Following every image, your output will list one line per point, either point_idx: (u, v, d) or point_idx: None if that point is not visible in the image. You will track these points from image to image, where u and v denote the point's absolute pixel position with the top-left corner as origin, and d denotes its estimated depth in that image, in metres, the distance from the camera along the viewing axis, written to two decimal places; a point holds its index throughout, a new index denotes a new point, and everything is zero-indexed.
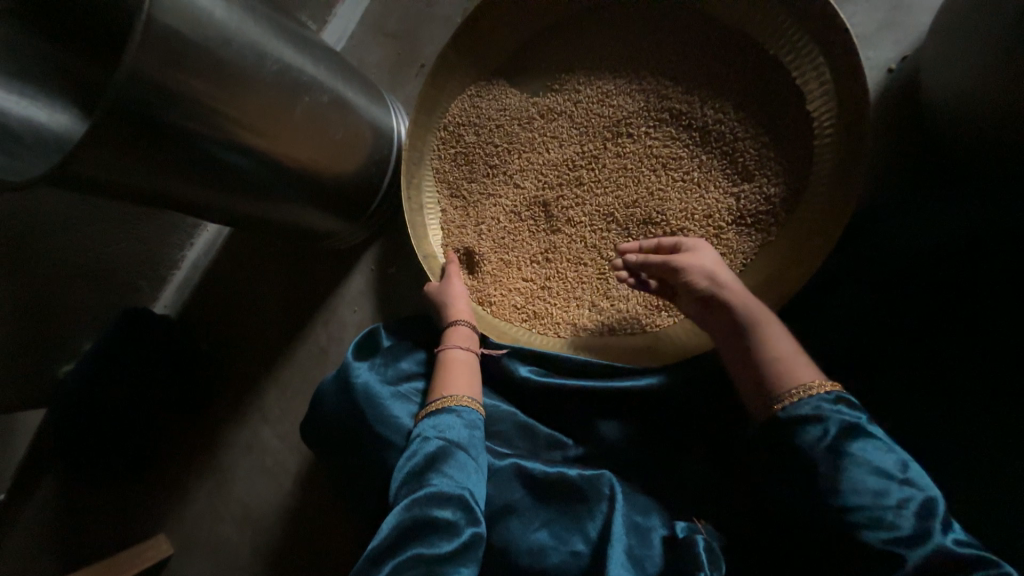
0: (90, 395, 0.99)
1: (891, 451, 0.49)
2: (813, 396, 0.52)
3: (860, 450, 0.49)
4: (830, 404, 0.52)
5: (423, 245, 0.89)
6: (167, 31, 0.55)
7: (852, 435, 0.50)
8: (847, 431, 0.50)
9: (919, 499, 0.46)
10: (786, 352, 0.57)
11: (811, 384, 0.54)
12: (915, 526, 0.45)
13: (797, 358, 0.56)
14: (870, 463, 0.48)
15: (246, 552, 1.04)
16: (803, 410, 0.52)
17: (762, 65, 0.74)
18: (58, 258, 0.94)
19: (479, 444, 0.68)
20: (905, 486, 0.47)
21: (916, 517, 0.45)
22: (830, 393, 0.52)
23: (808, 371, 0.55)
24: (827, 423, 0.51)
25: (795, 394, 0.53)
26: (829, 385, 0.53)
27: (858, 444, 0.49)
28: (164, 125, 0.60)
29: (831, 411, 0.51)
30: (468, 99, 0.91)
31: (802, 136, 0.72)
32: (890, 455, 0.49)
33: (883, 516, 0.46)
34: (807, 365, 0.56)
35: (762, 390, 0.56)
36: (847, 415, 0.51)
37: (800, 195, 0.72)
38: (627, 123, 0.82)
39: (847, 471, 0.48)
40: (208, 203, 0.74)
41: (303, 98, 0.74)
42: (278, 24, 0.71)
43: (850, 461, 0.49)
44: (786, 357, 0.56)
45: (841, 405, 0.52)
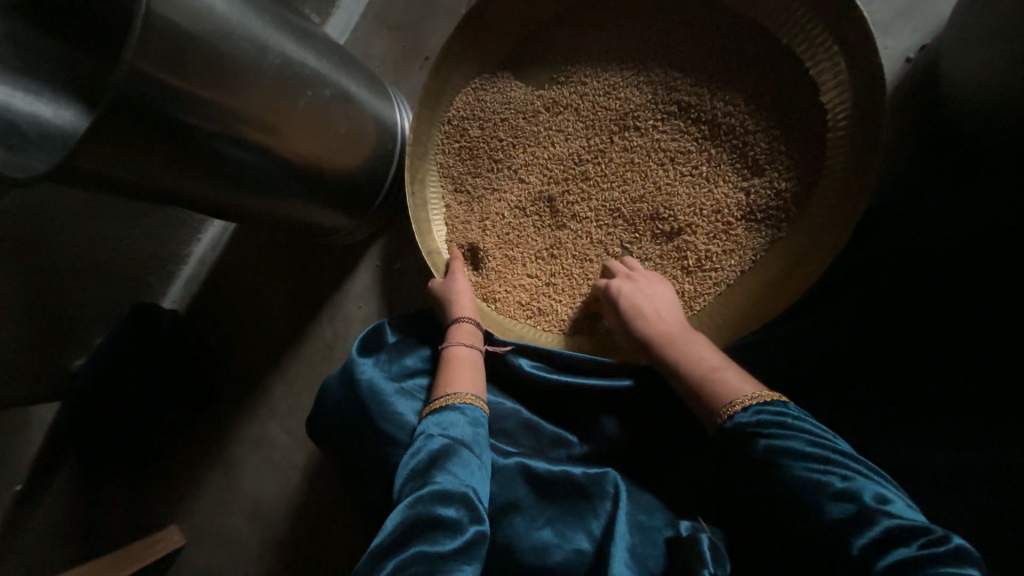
0: (101, 389, 1.00)
1: (813, 446, 0.49)
2: (742, 411, 0.53)
3: (783, 452, 0.50)
4: (753, 414, 0.53)
5: (428, 241, 0.89)
6: (167, 25, 0.54)
7: (781, 435, 0.51)
8: (771, 434, 0.51)
9: (850, 485, 0.46)
10: (719, 372, 0.59)
11: (735, 400, 0.55)
12: (853, 512, 0.45)
13: (730, 374, 0.58)
14: (795, 463, 0.49)
15: (255, 544, 1.05)
16: (728, 424, 0.54)
17: (776, 55, 0.72)
18: (67, 253, 0.95)
19: (482, 442, 0.68)
20: (834, 477, 0.47)
21: (858, 503, 0.45)
22: (752, 405, 0.54)
23: (743, 385, 0.57)
24: (749, 430, 0.52)
25: (724, 412, 0.55)
26: (753, 398, 0.54)
27: (780, 448, 0.50)
28: (166, 121, 0.59)
29: (751, 419, 0.53)
30: (473, 93, 0.89)
31: (815, 129, 0.70)
32: (814, 449, 0.49)
33: (825, 509, 0.46)
34: (743, 381, 0.57)
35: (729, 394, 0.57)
36: (771, 420, 0.52)
37: (812, 189, 0.70)
38: (634, 116, 0.80)
39: (780, 471, 0.49)
40: (212, 199, 0.73)
41: (306, 92, 0.73)
42: (280, 17, 0.70)
43: (777, 465, 0.49)
44: (717, 377, 0.58)
45: (758, 410, 0.53)
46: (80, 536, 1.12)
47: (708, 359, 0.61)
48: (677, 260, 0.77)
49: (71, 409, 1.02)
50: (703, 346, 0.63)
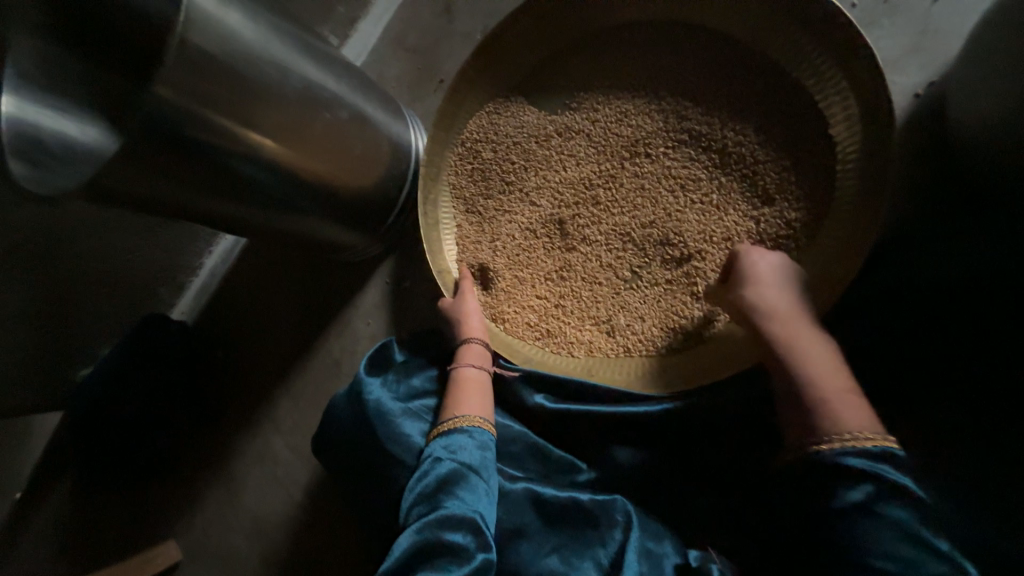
0: (108, 398, 1.02)
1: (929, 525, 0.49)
2: (860, 445, 0.52)
3: (896, 515, 0.49)
4: (875, 455, 0.52)
5: (438, 260, 0.89)
6: (199, 53, 0.56)
7: (899, 496, 0.50)
8: (890, 491, 0.50)
9: None
10: (837, 396, 0.57)
11: (856, 433, 0.53)
12: None
13: (845, 403, 0.56)
14: (904, 531, 0.48)
15: (254, 561, 1.05)
16: (846, 458, 0.52)
17: (785, 89, 0.73)
18: (79, 263, 0.96)
19: (491, 466, 0.67)
20: (942, 563, 0.47)
21: None
22: (869, 443, 0.52)
23: (856, 418, 0.55)
24: (865, 481, 0.51)
25: (835, 441, 0.54)
26: (870, 439, 0.53)
27: (895, 510, 0.49)
28: (188, 140, 0.60)
29: (874, 464, 0.51)
30: (486, 116, 0.91)
31: (825, 161, 0.70)
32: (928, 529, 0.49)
33: None
34: (861, 412, 0.55)
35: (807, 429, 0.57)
36: (892, 474, 0.51)
37: (823, 220, 0.70)
38: (645, 144, 0.81)
39: (881, 534, 0.49)
40: (228, 215, 0.75)
41: (324, 114, 0.75)
42: (301, 41, 0.72)
43: (883, 525, 0.49)
44: (829, 405, 0.56)
45: (881, 462, 0.52)
46: (76, 547, 1.11)
47: (825, 383, 0.58)
48: (687, 286, 0.77)
49: (76, 419, 1.03)
50: (826, 364, 0.59)
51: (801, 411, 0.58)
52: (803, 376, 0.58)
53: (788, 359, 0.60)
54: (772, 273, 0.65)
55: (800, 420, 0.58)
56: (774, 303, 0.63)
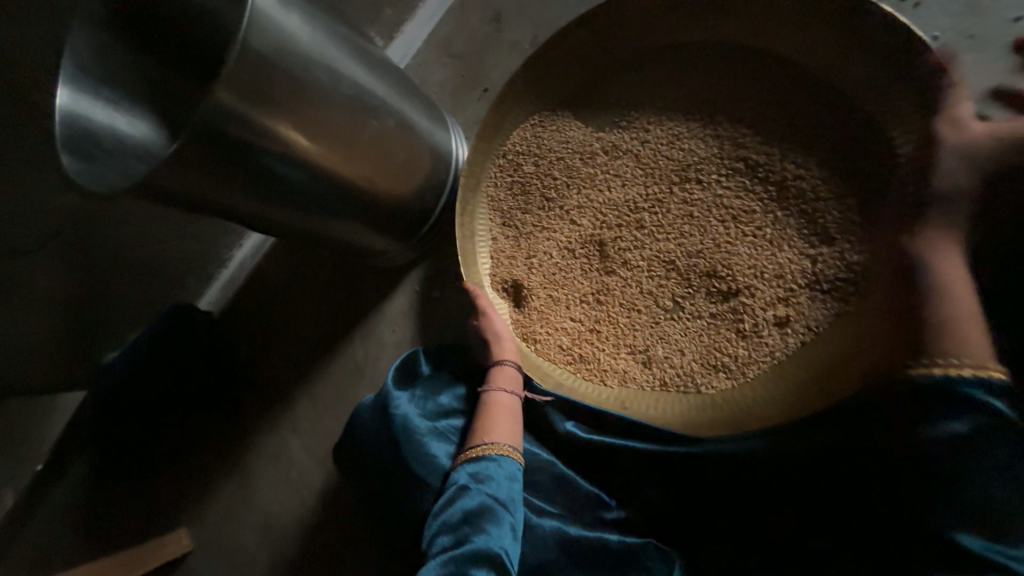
0: (134, 384, 1.02)
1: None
2: (976, 373, 0.55)
3: (996, 452, 0.52)
4: (993, 385, 0.54)
5: (472, 273, 0.87)
6: (257, 57, 0.55)
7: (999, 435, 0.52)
8: (989, 429, 0.53)
9: None
10: (967, 322, 0.58)
11: (981, 364, 0.55)
12: None
13: (975, 328, 0.57)
14: (1004, 471, 0.51)
15: (263, 559, 1.05)
16: (961, 386, 0.55)
17: (854, 125, 0.70)
18: (114, 248, 0.97)
19: (518, 498, 0.65)
20: None
21: None
22: (980, 374, 0.55)
23: (981, 345, 0.56)
24: (965, 416, 0.54)
25: (958, 368, 0.56)
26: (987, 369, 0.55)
27: (1003, 449, 0.52)
28: (238, 144, 0.59)
29: (979, 397, 0.54)
30: (531, 129, 0.89)
31: (893, 204, 0.67)
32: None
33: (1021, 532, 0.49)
34: (984, 337, 0.57)
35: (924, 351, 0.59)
36: (991, 403, 0.53)
37: (888, 267, 0.67)
38: (697, 170, 0.78)
39: (984, 475, 0.52)
40: (268, 218, 0.74)
41: (372, 122, 0.73)
42: (355, 46, 0.70)
43: (983, 466, 0.52)
44: (951, 332, 0.58)
45: (1000, 400, 0.54)
46: (90, 528, 1.12)
47: (961, 310, 0.58)
48: (733, 322, 0.74)
49: (100, 402, 1.03)
50: (952, 290, 0.59)
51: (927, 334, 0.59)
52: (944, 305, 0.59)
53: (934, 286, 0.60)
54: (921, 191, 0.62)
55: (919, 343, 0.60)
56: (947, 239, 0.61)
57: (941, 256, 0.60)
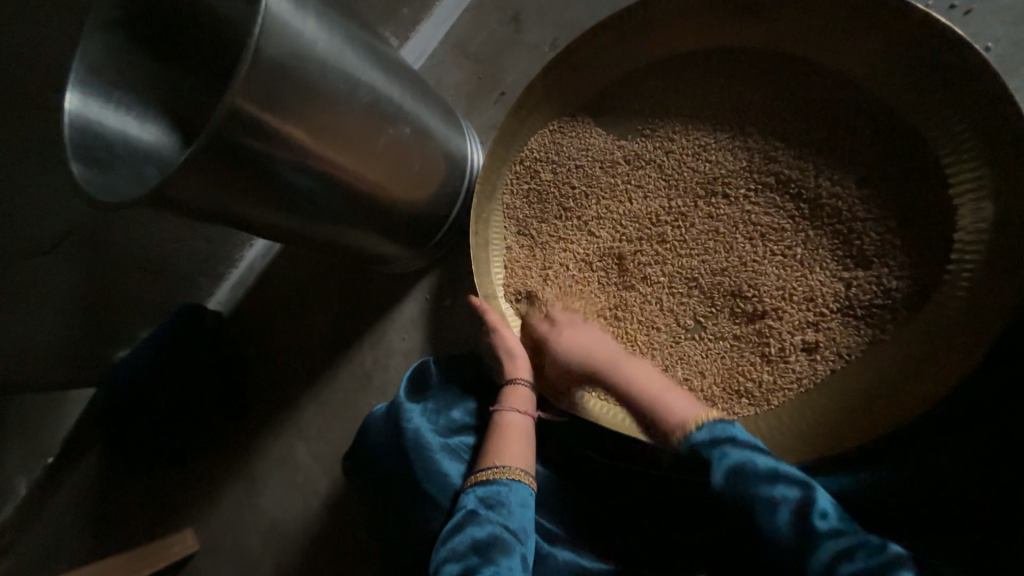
0: (143, 385, 1.01)
1: (764, 458, 0.55)
2: (697, 427, 0.60)
3: (740, 463, 0.55)
4: (713, 425, 0.59)
5: (486, 284, 0.84)
6: (271, 63, 0.53)
7: (733, 446, 0.56)
8: (727, 447, 0.57)
9: (795, 498, 0.52)
10: (664, 393, 0.66)
11: (690, 419, 0.61)
12: (792, 526, 0.51)
13: (671, 395, 0.65)
14: (753, 470, 0.54)
15: (267, 564, 1.04)
16: (697, 440, 0.59)
17: (897, 141, 0.66)
18: (123, 248, 0.96)
19: (530, 527, 0.63)
20: (779, 485, 0.53)
21: (807, 520, 0.51)
22: (704, 421, 0.60)
23: (688, 408, 0.63)
24: (708, 450, 0.58)
25: (687, 429, 0.61)
26: (703, 416, 0.61)
27: (740, 459, 0.55)
28: (250, 154, 0.57)
29: (709, 438, 0.58)
30: (549, 135, 0.85)
31: (935, 229, 0.63)
32: (762, 463, 0.55)
33: (777, 524, 0.52)
34: (691, 401, 0.64)
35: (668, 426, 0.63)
36: (723, 437, 0.58)
37: (929, 295, 0.63)
38: (724, 183, 0.74)
39: (745, 482, 0.54)
40: (278, 227, 0.72)
41: (388, 130, 0.71)
42: (372, 50, 0.68)
43: (732, 471, 0.55)
44: (663, 400, 0.65)
45: (720, 429, 0.59)
46: (98, 524, 1.12)
47: (652, 381, 0.67)
48: (757, 346, 0.70)
49: (110, 402, 1.03)
50: (637, 370, 0.69)
51: (651, 417, 0.65)
52: (631, 381, 0.68)
53: (611, 371, 0.70)
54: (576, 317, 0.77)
55: (661, 413, 0.64)
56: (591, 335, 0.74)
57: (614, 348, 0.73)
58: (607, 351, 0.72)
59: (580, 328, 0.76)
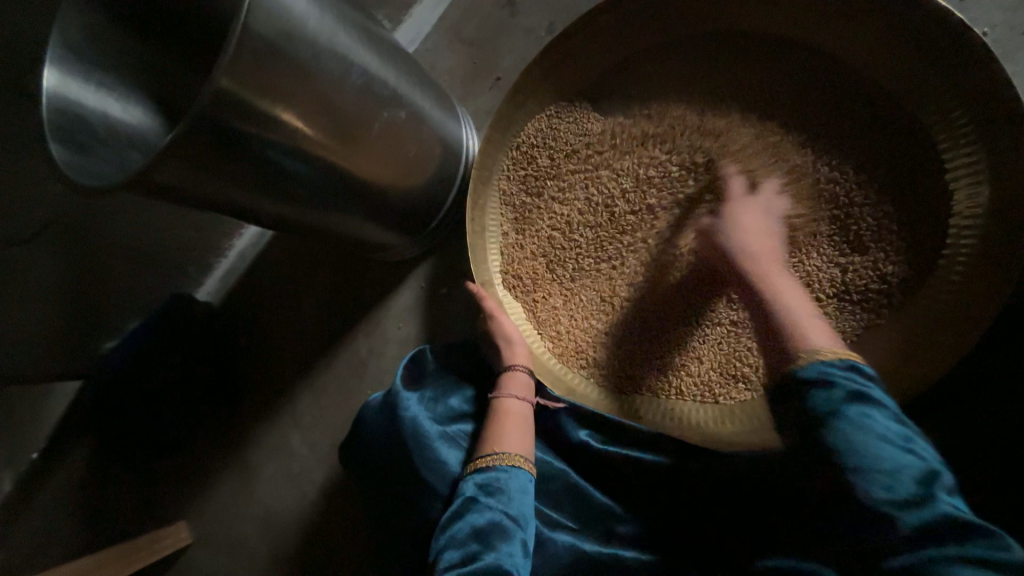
0: (133, 377, 0.99)
1: (896, 423, 0.49)
2: (824, 360, 0.54)
3: (861, 416, 0.49)
4: (849, 364, 0.53)
5: (483, 271, 0.84)
6: (260, 42, 0.51)
7: (858, 397, 0.50)
8: (850, 394, 0.50)
9: (920, 468, 0.45)
10: (807, 319, 0.59)
11: (817, 349, 0.55)
12: (911, 492, 0.44)
13: (815, 326, 0.59)
14: (875, 428, 0.48)
15: (264, 555, 1.03)
16: (814, 368, 0.53)
17: (895, 126, 0.66)
18: (109, 236, 0.93)
19: (530, 512, 0.63)
20: (906, 453, 0.46)
21: (928, 489, 0.44)
22: (837, 356, 0.54)
23: (827, 342, 0.56)
24: (832, 384, 0.52)
25: (812, 356, 0.55)
26: (830, 354, 0.54)
27: (861, 412, 0.49)
28: (241, 136, 0.55)
29: (843, 372, 0.52)
30: (546, 120, 0.84)
31: (931, 214, 0.64)
32: (891, 426, 0.48)
33: (885, 486, 0.45)
34: (832, 338, 0.57)
35: (795, 343, 0.57)
36: (857, 379, 0.52)
37: (924, 280, 0.64)
38: (722, 169, 0.74)
39: (856, 434, 0.48)
40: (272, 214, 0.70)
41: (383, 114, 0.69)
42: (365, 31, 0.66)
43: (847, 423, 0.49)
44: (800, 323, 0.59)
45: (857, 372, 0.52)
46: (89, 518, 1.10)
47: (800, 304, 0.61)
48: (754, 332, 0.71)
49: (98, 394, 1.01)
50: (793, 289, 0.63)
51: (779, 330, 0.60)
52: (779, 297, 0.62)
53: (763, 278, 0.64)
54: (752, 206, 0.69)
55: (795, 332, 0.58)
56: (756, 236, 0.67)
57: (777, 255, 0.66)
58: (767, 256, 0.65)
59: (754, 229, 0.67)
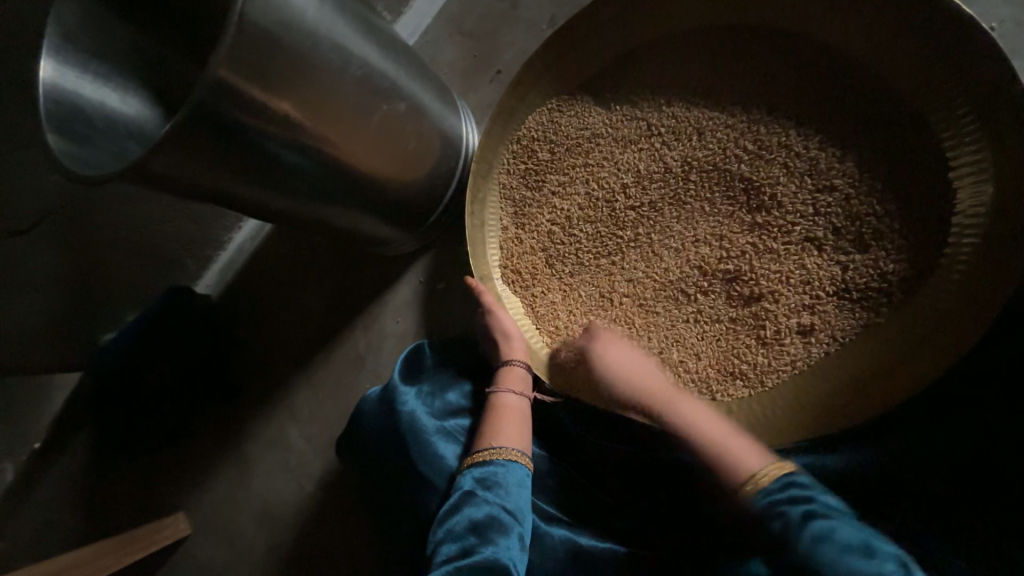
0: (131, 369, 0.99)
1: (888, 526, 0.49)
2: (767, 480, 0.51)
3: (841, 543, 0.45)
4: (785, 481, 0.50)
5: (481, 264, 0.83)
6: (257, 30, 0.51)
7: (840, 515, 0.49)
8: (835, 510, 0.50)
9: None
10: (727, 437, 0.59)
11: (756, 471, 0.53)
12: None
13: (740, 442, 0.58)
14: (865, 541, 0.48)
15: (262, 546, 1.04)
16: (766, 499, 0.49)
17: (898, 123, 0.66)
18: (106, 227, 0.93)
19: (526, 507, 0.63)
20: None
21: None
22: (772, 473, 0.51)
23: (759, 458, 0.54)
24: (781, 511, 0.47)
25: (750, 482, 0.52)
26: (773, 469, 0.52)
27: (829, 525, 0.44)
28: (238, 127, 0.55)
29: (783, 492, 0.48)
30: (548, 114, 0.84)
31: (932, 212, 0.64)
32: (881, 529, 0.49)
33: None
34: (760, 450, 0.56)
35: (735, 473, 0.54)
36: (800, 495, 0.48)
37: (923, 279, 0.63)
38: (724, 164, 0.73)
39: None
40: (269, 207, 0.69)
41: (382, 106, 0.69)
42: (365, 21, 0.65)
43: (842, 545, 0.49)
44: (727, 449, 0.57)
45: (793, 486, 0.49)
46: (87, 509, 1.11)
47: (713, 425, 0.61)
48: (753, 329, 0.71)
49: (97, 386, 1.01)
50: (697, 409, 0.65)
51: (712, 464, 0.58)
52: (692, 419, 0.63)
53: (669, 407, 0.66)
54: (617, 353, 0.73)
55: (727, 461, 0.56)
56: (648, 377, 0.70)
57: (668, 383, 0.70)
58: (659, 383, 0.69)
59: (637, 368, 0.71)
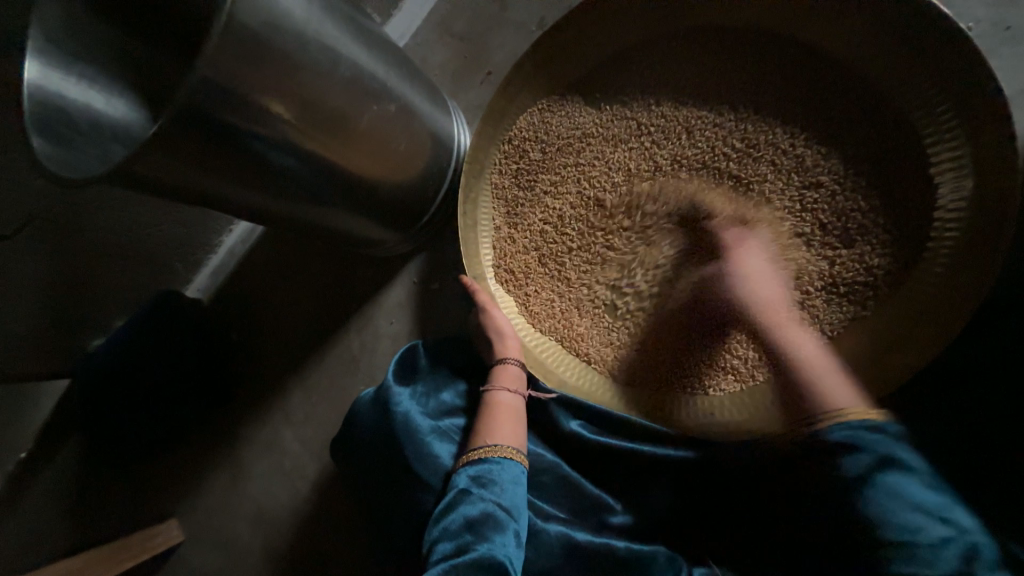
0: (121, 375, 0.98)
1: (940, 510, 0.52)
2: (853, 424, 0.58)
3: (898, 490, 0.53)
4: (863, 425, 0.58)
5: (475, 265, 0.84)
6: (246, 32, 0.51)
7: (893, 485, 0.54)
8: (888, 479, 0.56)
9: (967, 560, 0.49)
10: (818, 372, 0.64)
11: (843, 408, 0.60)
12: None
13: (840, 384, 0.62)
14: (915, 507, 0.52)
15: (257, 551, 1.03)
16: (841, 434, 0.59)
17: (881, 121, 0.67)
18: (95, 232, 0.92)
19: (522, 504, 0.63)
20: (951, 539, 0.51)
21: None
22: (854, 419, 0.59)
23: (848, 399, 0.61)
24: (856, 445, 0.57)
25: (834, 418, 0.60)
26: (852, 414, 0.59)
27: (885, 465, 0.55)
28: (229, 129, 0.55)
29: (861, 434, 0.57)
30: (538, 114, 0.84)
31: (917, 207, 0.65)
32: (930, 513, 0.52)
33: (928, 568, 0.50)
34: (855, 392, 0.61)
35: (823, 405, 0.62)
36: (876, 440, 0.56)
37: (908, 272, 0.65)
38: (713, 162, 0.74)
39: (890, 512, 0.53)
40: (261, 208, 0.69)
41: (373, 107, 0.69)
42: (355, 23, 0.66)
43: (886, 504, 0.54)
44: (818, 387, 0.63)
45: (871, 432, 0.57)
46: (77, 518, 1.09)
47: (815, 357, 0.65)
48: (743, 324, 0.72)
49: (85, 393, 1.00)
50: (813, 342, 0.67)
51: (796, 398, 0.65)
52: (798, 353, 0.66)
53: (782, 337, 0.68)
54: (758, 269, 0.69)
55: (819, 395, 0.62)
56: (767, 292, 0.68)
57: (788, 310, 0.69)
58: (772, 305, 0.68)
59: (760, 280, 0.69)
